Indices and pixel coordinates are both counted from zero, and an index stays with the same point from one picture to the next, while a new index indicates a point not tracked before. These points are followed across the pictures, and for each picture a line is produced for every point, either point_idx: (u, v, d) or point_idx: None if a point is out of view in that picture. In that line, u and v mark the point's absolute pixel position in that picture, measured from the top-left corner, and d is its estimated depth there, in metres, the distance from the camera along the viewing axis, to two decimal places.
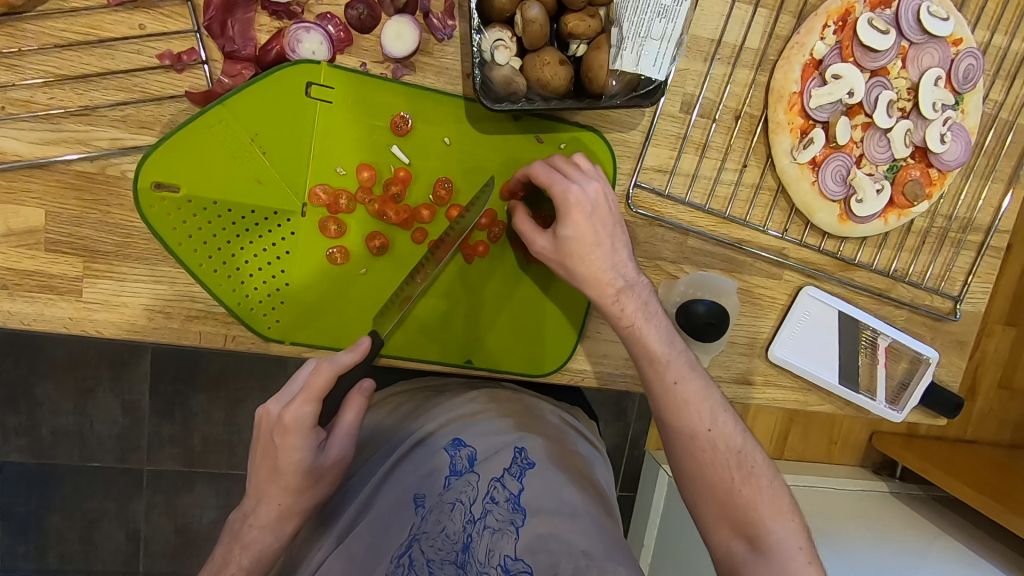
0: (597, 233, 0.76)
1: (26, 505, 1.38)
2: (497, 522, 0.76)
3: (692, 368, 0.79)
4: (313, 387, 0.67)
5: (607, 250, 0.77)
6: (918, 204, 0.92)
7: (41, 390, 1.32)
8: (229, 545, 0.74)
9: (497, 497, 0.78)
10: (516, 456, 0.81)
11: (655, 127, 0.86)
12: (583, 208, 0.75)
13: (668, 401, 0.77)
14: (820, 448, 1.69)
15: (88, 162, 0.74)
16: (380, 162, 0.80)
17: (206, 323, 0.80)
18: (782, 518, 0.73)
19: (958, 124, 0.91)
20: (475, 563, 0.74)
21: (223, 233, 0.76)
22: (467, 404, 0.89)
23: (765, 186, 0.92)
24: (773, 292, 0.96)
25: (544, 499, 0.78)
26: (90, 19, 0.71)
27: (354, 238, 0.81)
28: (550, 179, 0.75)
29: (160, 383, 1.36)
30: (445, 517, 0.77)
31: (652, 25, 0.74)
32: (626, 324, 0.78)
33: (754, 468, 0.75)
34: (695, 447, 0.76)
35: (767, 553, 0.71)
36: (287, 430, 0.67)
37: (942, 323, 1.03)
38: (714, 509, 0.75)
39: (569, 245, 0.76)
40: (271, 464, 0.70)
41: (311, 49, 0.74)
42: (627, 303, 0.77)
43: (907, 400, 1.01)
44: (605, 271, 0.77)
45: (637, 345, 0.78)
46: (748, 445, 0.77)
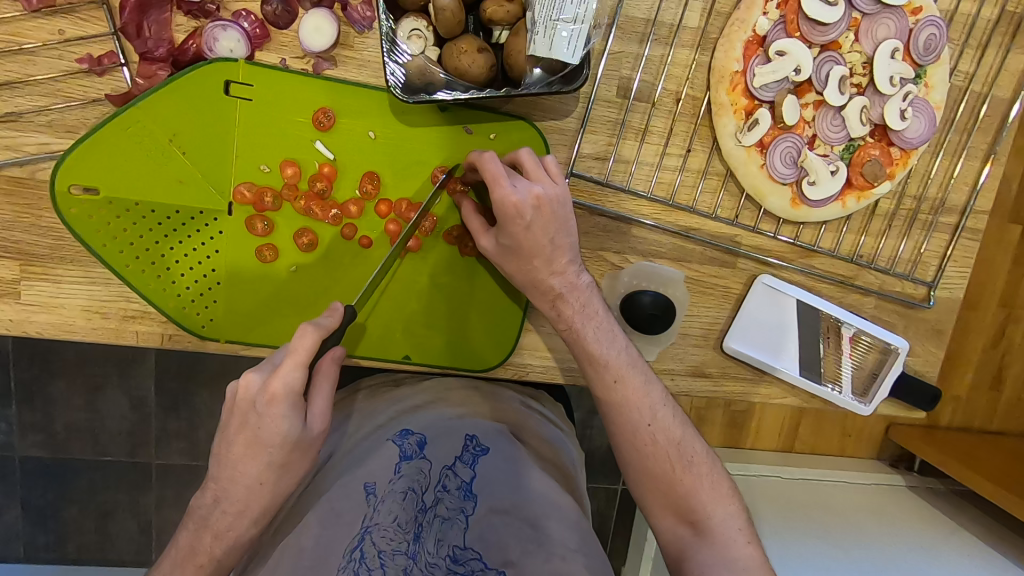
0: (535, 241, 0.72)
1: (45, 497, 1.42)
2: (448, 510, 0.75)
3: (633, 365, 0.77)
4: (300, 350, 0.62)
5: (547, 254, 0.73)
6: (879, 185, 0.87)
7: (54, 388, 1.35)
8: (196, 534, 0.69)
9: (449, 484, 0.77)
10: (467, 443, 0.81)
11: (589, 114, 0.83)
12: (522, 218, 0.70)
13: (609, 402, 0.77)
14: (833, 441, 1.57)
15: (17, 168, 0.75)
16: (305, 159, 0.79)
17: (143, 323, 0.81)
18: (722, 501, 0.76)
19: (921, 99, 0.85)
20: (425, 554, 0.71)
21: (150, 234, 0.77)
22: (417, 395, 0.88)
23: (713, 171, 0.88)
24: (727, 281, 0.92)
25: (495, 485, 0.78)
26: (11, 26, 0.72)
27: (284, 236, 0.81)
28: (492, 185, 0.69)
29: (166, 379, 1.39)
30: (396, 507, 0.73)
31: (564, 7, 0.71)
32: (564, 327, 0.77)
33: (694, 457, 0.77)
34: (638, 444, 0.77)
35: (708, 539, 0.74)
36: (272, 399, 0.62)
37: (915, 311, 0.97)
38: (657, 497, 0.77)
39: (512, 249, 0.73)
40: (252, 437, 0.63)
41: (229, 46, 0.74)
42: (565, 306, 0.76)
43: (875, 393, 0.95)
44: (545, 277, 0.75)
45: (577, 348, 0.77)
46: (688, 436, 0.78)
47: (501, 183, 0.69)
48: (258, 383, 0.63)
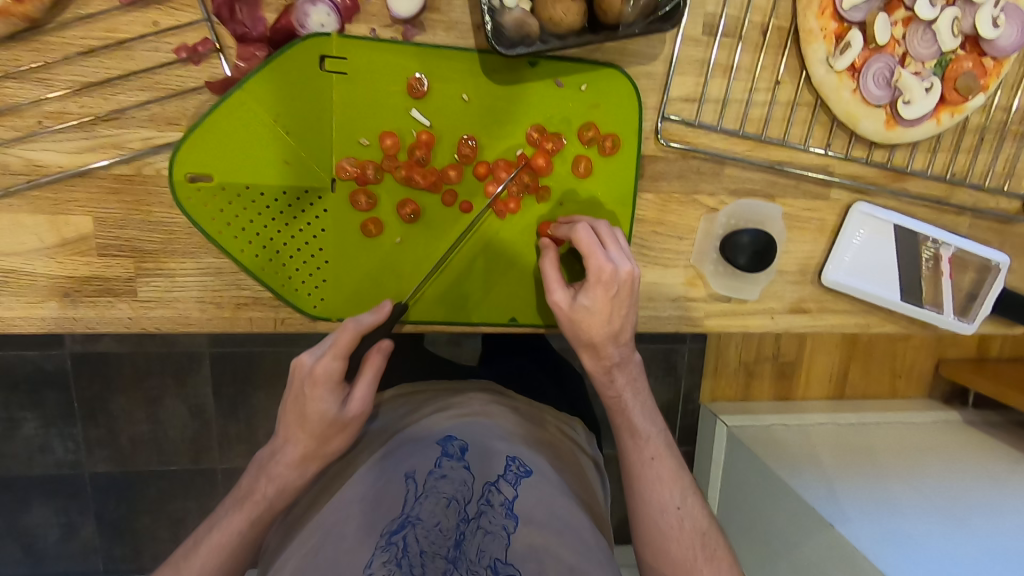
0: (614, 309, 0.74)
1: (118, 511, 1.44)
2: (491, 524, 0.64)
3: (670, 447, 0.78)
4: (341, 343, 0.67)
5: (620, 324, 0.75)
6: (973, 98, 0.86)
7: (115, 403, 1.36)
8: (256, 476, 0.72)
9: (492, 500, 0.66)
10: (510, 463, 0.70)
11: (676, 55, 0.82)
12: (609, 288, 0.73)
13: (640, 472, 0.77)
14: (883, 382, 1.65)
15: (125, 166, 0.76)
16: (402, 128, 0.79)
17: (257, 309, 0.82)
18: None
19: (1012, 5, 0.84)
20: (465, 562, 0.60)
21: (259, 217, 0.77)
22: (459, 409, 0.79)
23: (802, 101, 0.87)
24: (822, 213, 0.92)
25: (541, 508, 0.67)
26: (106, 22, 0.72)
27: (386, 209, 0.81)
28: (589, 251, 0.74)
29: (222, 385, 1.38)
30: (438, 511, 0.64)
31: None
32: (612, 395, 0.78)
33: (715, 549, 0.74)
34: (662, 525, 0.74)
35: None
36: (315, 380, 0.67)
37: (1010, 226, 0.96)
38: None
39: (582, 316, 0.74)
40: (298, 410, 0.69)
41: (319, 21, 0.74)
42: (618, 376, 0.77)
43: (977, 311, 0.95)
44: (610, 343, 0.75)
45: (621, 417, 0.78)
46: (713, 526, 0.75)
47: (596, 253, 0.74)
48: (305, 366, 0.69)
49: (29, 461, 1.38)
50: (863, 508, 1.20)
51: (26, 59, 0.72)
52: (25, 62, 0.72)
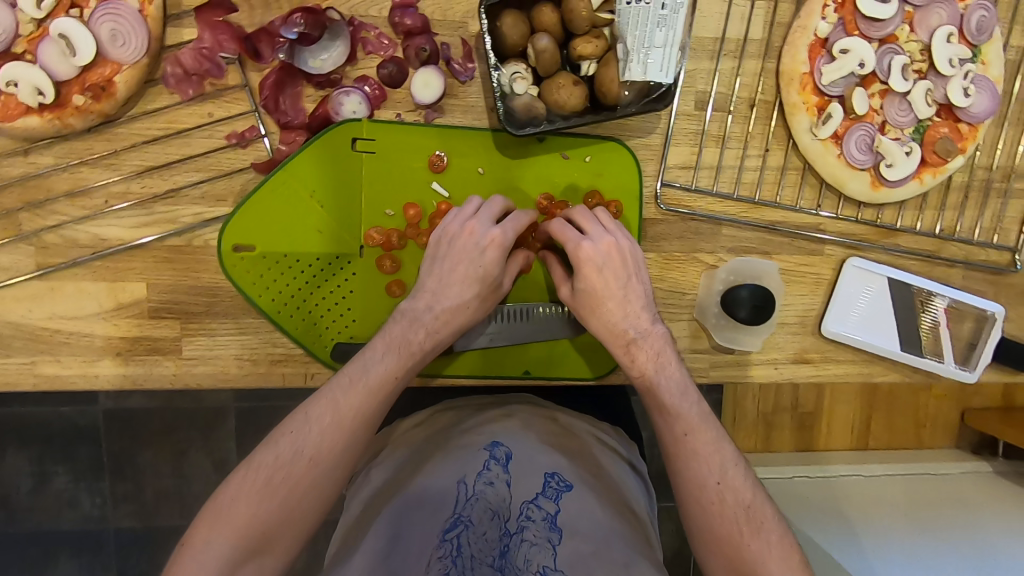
0: (608, 284, 0.82)
1: (138, 566, 1.47)
2: (535, 536, 0.74)
3: (705, 419, 0.78)
4: (523, 221, 0.82)
5: (619, 297, 0.82)
6: (952, 160, 0.92)
7: (143, 457, 1.41)
8: (409, 327, 0.78)
9: (533, 516, 0.76)
10: (551, 479, 0.80)
11: (672, 128, 0.91)
12: (596, 263, 0.81)
13: (677, 451, 0.78)
14: (909, 432, 1.65)
15: (178, 238, 0.85)
16: (424, 199, 0.87)
17: (290, 364, 0.88)
18: (778, 573, 0.72)
19: (980, 76, 0.91)
20: (514, 568, 0.72)
21: (295, 281, 0.85)
22: (504, 425, 0.88)
23: (791, 166, 0.94)
24: (818, 268, 0.97)
25: (579, 520, 0.77)
26: (168, 115, 0.83)
27: (409, 272, 0.88)
28: (563, 237, 0.83)
29: (245, 438, 1.44)
30: (485, 520, 0.75)
31: (654, 34, 0.77)
32: (637, 373, 0.81)
33: (765, 523, 0.74)
34: (704, 501, 0.76)
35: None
36: (492, 243, 0.80)
37: (1003, 277, 1.00)
38: (720, 560, 0.75)
39: (584, 298, 0.83)
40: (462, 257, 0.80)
41: (352, 109, 0.84)
42: (639, 353, 0.81)
43: (976, 359, 0.98)
44: (619, 321, 0.82)
45: (650, 396, 0.80)
46: (758, 498, 0.76)
47: (571, 235, 0.82)
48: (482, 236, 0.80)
49: (57, 514, 1.43)
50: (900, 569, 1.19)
51: (99, 148, 0.82)
52: (97, 151, 0.82)
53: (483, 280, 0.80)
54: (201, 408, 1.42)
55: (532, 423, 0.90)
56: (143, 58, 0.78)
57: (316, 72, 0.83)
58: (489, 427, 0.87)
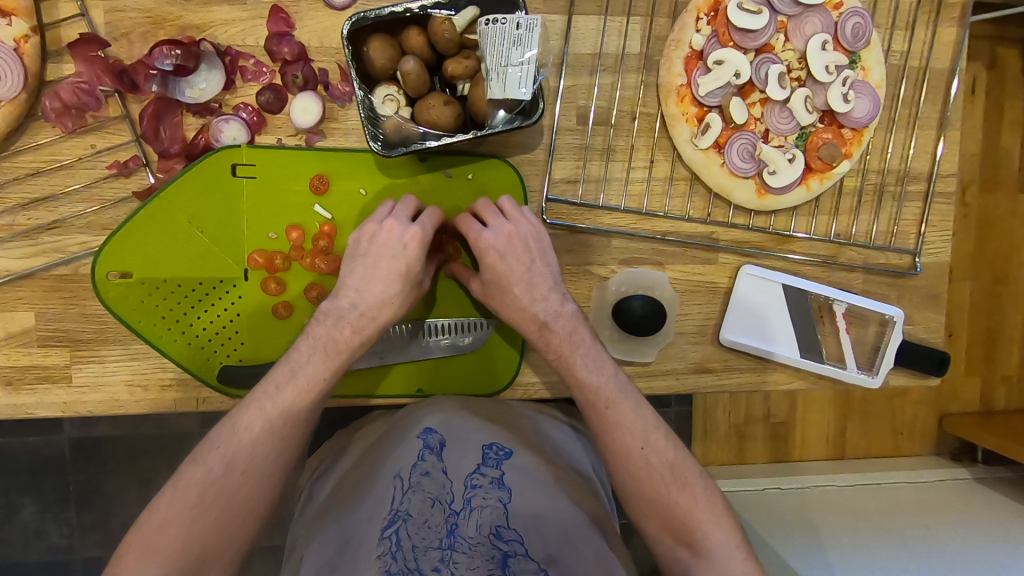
0: (516, 268, 0.78)
1: None
2: (483, 501, 0.77)
3: (623, 390, 0.79)
4: (438, 216, 0.80)
5: (525, 282, 0.78)
6: (838, 165, 0.92)
7: (110, 485, 1.41)
8: (334, 326, 0.75)
9: (479, 484, 0.79)
10: (489, 451, 0.83)
11: (555, 144, 0.92)
12: (496, 252, 0.78)
13: (600, 424, 0.78)
14: (887, 441, 1.63)
15: (64, 267, 0.86)
16: (307, 221, 0.89)
17: (180, 389, 0.89)
18: (716, 520, 0.74)
19: (861, 82, 0.92)
20: (463, 542, 0.72)
21: (178, 306, 0.86)
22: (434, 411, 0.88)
23: (678, 176, 0.95)
24: (713, 276, 0.97)
25: (521, 483, 0.81)
26: (51, 148, 0.84)
27: (295, 293, 0.89)
28: (466, 228, 0.80)
29: None
30: (426, 509, 0.75)
31: (511, 53, 0.79)
32: (553, 356, 0.80)
33: (690, 476, 0.77)
34: (631, 467, 0.77)
35: (709, 558, 0.73)
36: (413, 239, 0.76)
37: (904, 280, 0.99)
38: (656, 521, 0.76)
39: (493, 287, 0.80)
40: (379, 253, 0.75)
41: (232, 136, 0.86)
42: (551, 337, 0.79)
43: (880, 364, 0.97)
44: (527, 310, 0.79)
45: (568, 375, 0.80)
46: (681, 455, 0.78)
47: (473, 227, 0.79)
48: (400, 231, 0.76)
49: (24, 547, 1.42)
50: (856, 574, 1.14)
51: None
52: None
53: (406, 277, 0.76)
54: (169, 434, 1.43)
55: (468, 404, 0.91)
56: (21, 93, 0.80)
57: (194, 101, 0.85)
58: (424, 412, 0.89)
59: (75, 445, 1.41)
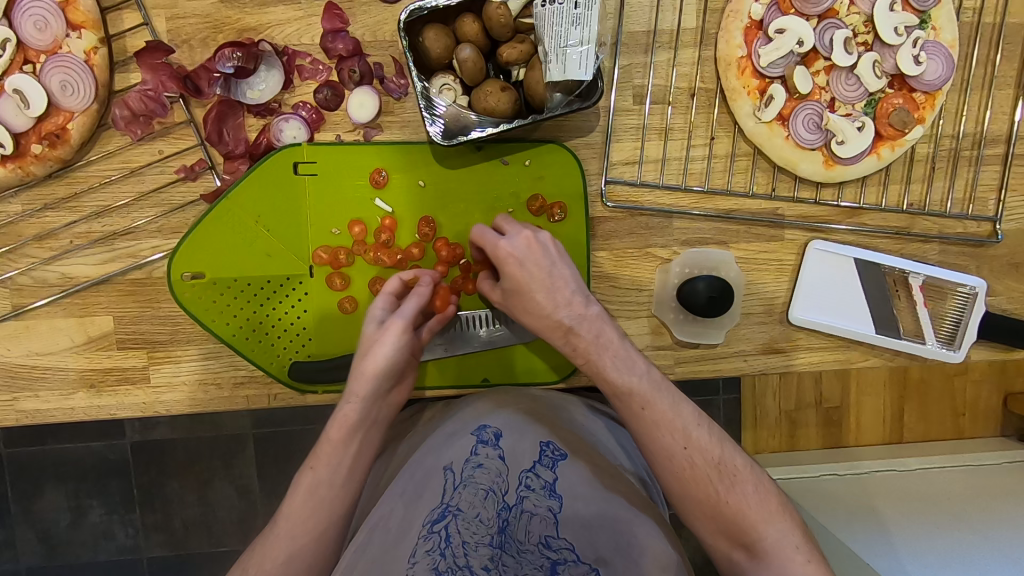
0: (534, 275, 0.76)
1: None
2: (534, 506, 0.83)
3: (658, 388, 0.75)
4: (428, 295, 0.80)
5: (546, 286, 0.76)
6: (910, 131, 0.88)
7: (171, 487, 1.45)
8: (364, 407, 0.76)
9: (532, 485, 0.84)
10: (545, 449, 0.86)
11: (612, 125, 0.90)
12: (513, 258, 0.77)
13: (639, 426, 0.75)
14: (947, 424, 1.57)
15: (139, 271, 0.89)
16: (368, 216, 0.89)
17: (252, 387, 0.90)
18: (772, 520, 0.73)
19: (932, 43, 0.88)
20: (514, 543, 0.81)
21: (249, 303, 0.88)
22: (485, 405, 0.89)
23: (740, 153, 0.92)
24: (779, 253, 0.94)
25: (574, 484, 0.85)
26: (122, 156, 0.87)
27: (359, 287, 0.90)
28: (483, 240, 0.79)
29: (265, 464, 1.46)
30: (477, 505, 0.81)
31: (570, 34, 0.77)
32: (582, 362, 0.77)
33: (738, 474, 0.74)
34: (676, 470, 0.74)
35: (764, 560, 0.72)
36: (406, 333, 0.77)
37: (985, 249, 0.95)
38: (706, 522, 0.75)
39: (513, 295, 0.78)
40: (372, 372, 0.75)
41: (292, 134, 0.87)
42: (577, 339, 0.76)
43: (962, 338, 0.93)
44: (551, 310, 0.76)
45: (599, 380, 0.76)
46: (727, 451, 0.75)
47: (490, 236, 0.78)
48: (388, 350, 0.75)
49: (94, 547, 1.48)
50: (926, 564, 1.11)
51: (61, 192, 0.87)
52: (61, 195, 0.87)
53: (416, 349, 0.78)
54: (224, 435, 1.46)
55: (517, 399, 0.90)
56: (94, 104, 0.83)
57: (255, 102, 0.86)
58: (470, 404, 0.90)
59: (136, 449, 1.44)
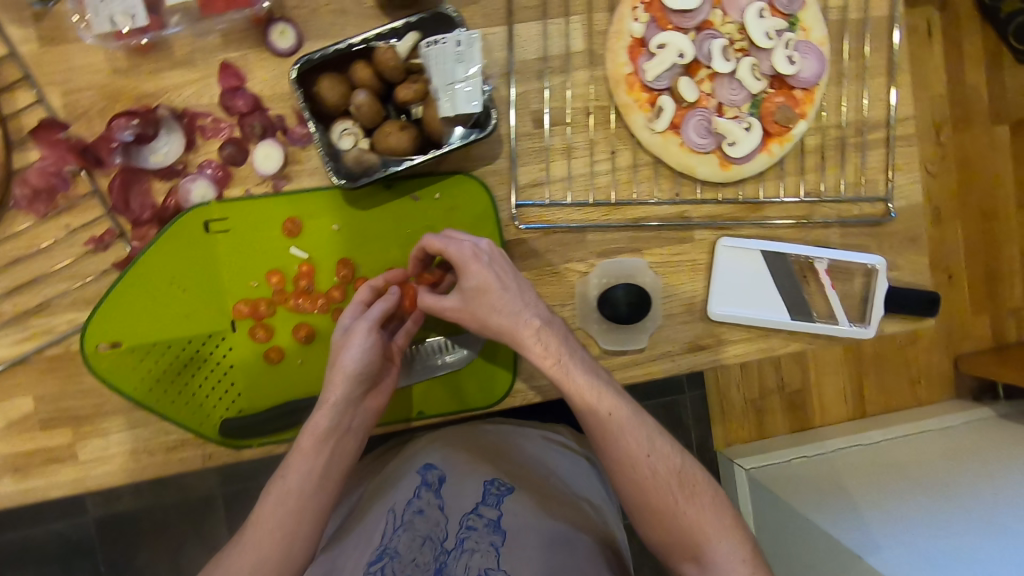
0: (500, 279, 0.74)
1: None
2: (476, 544, 0.82)
3: (620, 395, 0.75)
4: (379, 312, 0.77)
5: (507, 294, 0.74)
6: (794, 126, 0.94)
7: (130, 561, 1.40)
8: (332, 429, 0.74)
9: (475, 524, 0.84)
10: (489, 488, 0.88)
11: (515, 150, 0.93)
12: (480, 261, 0.74)
13: (602, 434, 0.74)
14: (904, 393, 1.62)
15: (57, 346, 0.87)
16: (285, 265, 0.90)
17: (188, 449, 0.89)
18: (724, 534, 0.74)
19: (803, 43, 0.93)
20: None
21: (172, 366, 0.87)
22: (432, 450, 0.95)
23: (642, 163, 0.96)
24: (691, 254, 0.97)
25: (516, 520, 0.85)
26: (29, 234, 0.86)
27: (283, 337, 0.90)
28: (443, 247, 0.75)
29: (227, 525, 1.42)
30: (415, 547, 0.82)
31: (455, 71, 0.79)
32: (551, 363, 0.72)
33: (696, 486, 0.76)
34: (638, 478, 0.75)
35: (715, 570, 0.73)
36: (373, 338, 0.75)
37: (881, 227, 1.00)
38: (660, 529, 0.76)
39: (472, 298, 0.74)
40: (345, 376, 0.74)
41: (201, 193, 0.88)
42: (546, 340, 0.72)
43: (871, 313, 0.98)
44: (518, 312, 0.73)
45: (564, 387, 0.73)
46: (687, 463, 0.77)
47: (452, 245, 0.75)
48: (356, 354, 0.73)
49: None
50: (893, 531, 1.13)
51: None
52: None
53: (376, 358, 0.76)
54: (181, 501, 1.42)
55: (466, 440, 0.96)
56: None
57: (159, 166, 0.87)
58: (422, 447, 0.96)
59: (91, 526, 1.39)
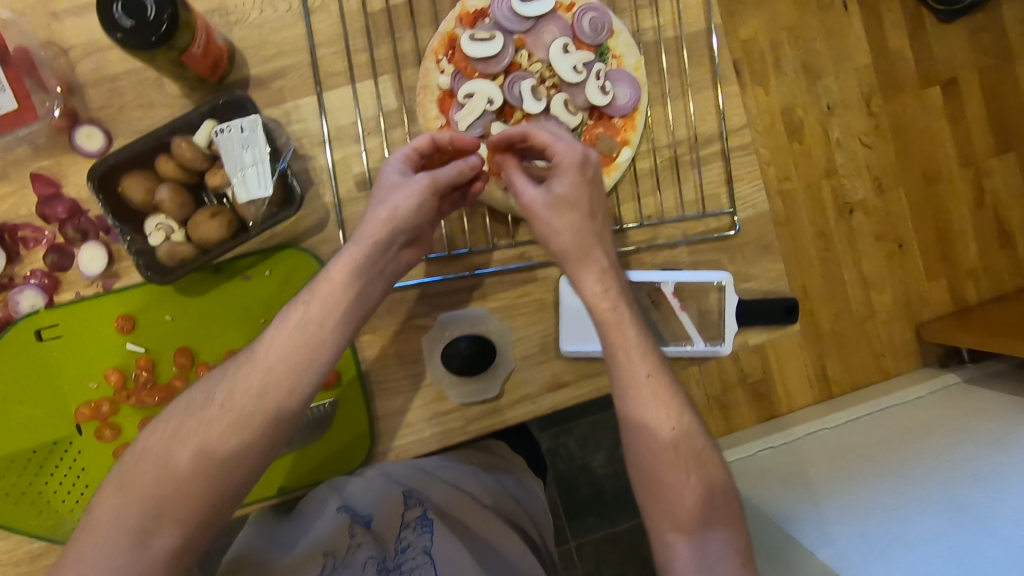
0: (581, 191, 0.80)
1: None
2: (415, 563, 0.81)
3: (639, 331, 0.80)
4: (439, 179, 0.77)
5: (589, 202, 0.81)
6: (618, 154, 0.93)
7: None
8: (314, 311, 0.71)
9: (408, 547, 0.83)
10: (413, 511, 0.88)
11: (342, 215, 0.93)
12: (583, 170, 0.80)
13: (623, 349, 0.79)
14: (873, 367, 1.59)
15: None
16: (124, 362, 0.90)
17: (51, 555, 0.86)
18: (693, 476, 0.76)
19: (615, 71, 0.93)
20: None
21: (25, 476, 0.88)
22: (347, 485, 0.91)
23: (472, 211, 0.97)
24: (536, 293, 0.96)
25: (449, 538, 0.85)
26: None
27: (133, 433, 0.90)
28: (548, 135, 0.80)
29: None
30: None
31: (243, 158, 0.82)
32: (600, 267, 0.81)
33: (691, 423, 0.78)
34: (642, 412, 0.77)
35: (691, 522, 0.75)
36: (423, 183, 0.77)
37: (729, 241, 0.99)
38: (672, 458, 0.76)
39: (563, 199, 0.79)
40: (381, 224, 0.74)
41: (30, 303, 0.88)
42: (592, 247, 0.80)
43: (725, 330, 0.96)
44: (585, 221, 0.80)
45: (612, 274, 0.81)
46: (688, 403, 0.79)
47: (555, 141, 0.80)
48: (407, 200, 0.75)
49: None
50: (845, 506, 1.05)
51: None
52: None
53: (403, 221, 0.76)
54: None
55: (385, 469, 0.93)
56: None
57: None
58: (339, 483, 0.92)
59: None
